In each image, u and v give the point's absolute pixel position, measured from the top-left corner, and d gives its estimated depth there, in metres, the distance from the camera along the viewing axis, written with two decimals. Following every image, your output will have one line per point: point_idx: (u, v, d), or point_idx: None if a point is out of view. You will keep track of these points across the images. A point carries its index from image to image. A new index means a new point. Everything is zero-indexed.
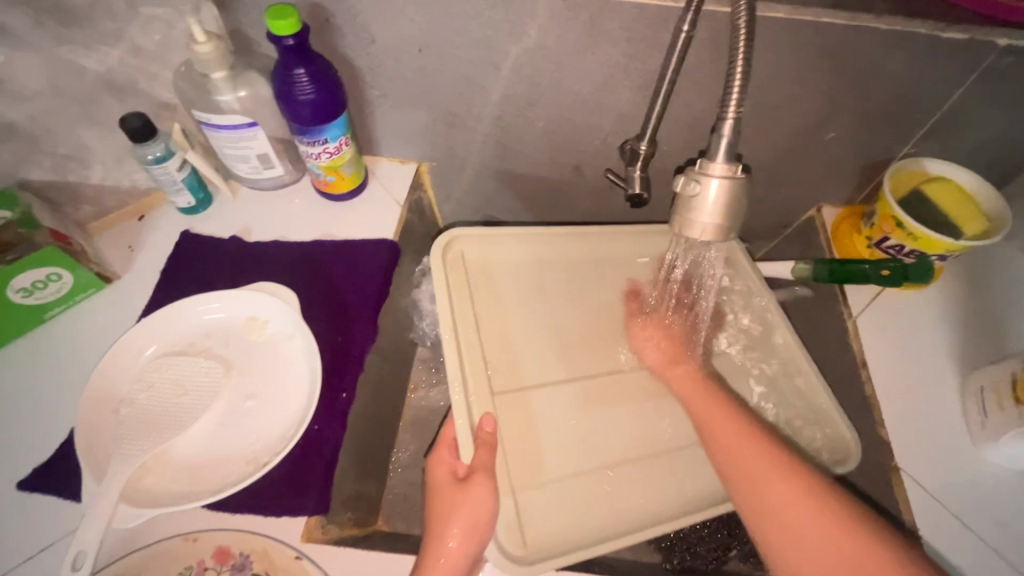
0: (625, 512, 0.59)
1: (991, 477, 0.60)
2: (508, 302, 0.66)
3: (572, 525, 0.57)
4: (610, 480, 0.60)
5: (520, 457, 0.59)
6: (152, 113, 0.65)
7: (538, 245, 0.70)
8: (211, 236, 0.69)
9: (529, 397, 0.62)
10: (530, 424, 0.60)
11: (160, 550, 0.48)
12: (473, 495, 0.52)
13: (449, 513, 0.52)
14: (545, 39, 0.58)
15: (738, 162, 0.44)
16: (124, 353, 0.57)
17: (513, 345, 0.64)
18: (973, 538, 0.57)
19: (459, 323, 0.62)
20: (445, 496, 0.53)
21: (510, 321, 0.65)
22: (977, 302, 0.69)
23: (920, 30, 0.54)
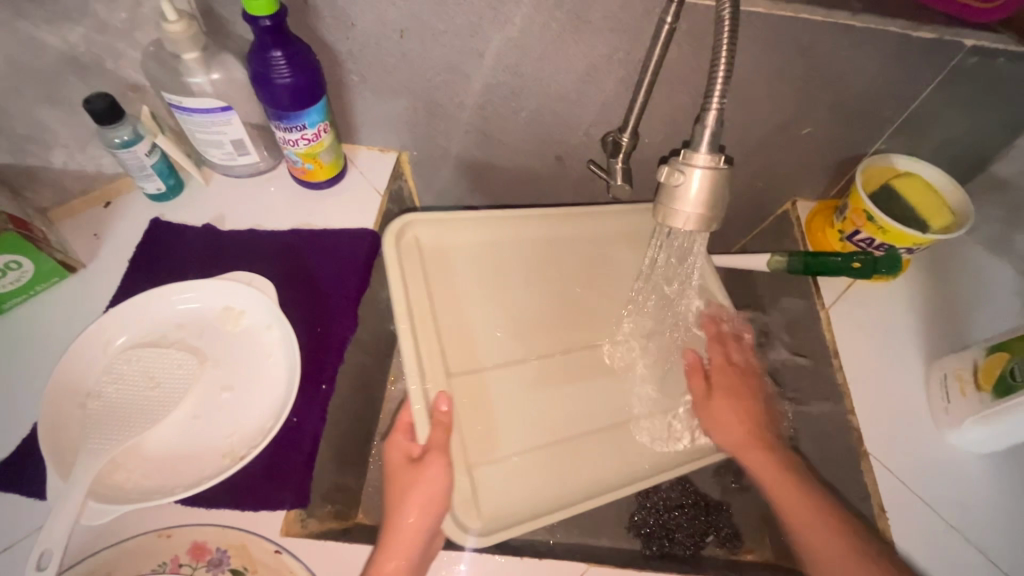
0: (574, 484, 0.60)
1: (954, 460, 0.62)
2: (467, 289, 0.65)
3: (528, 496, 0.58)
4: (540, 460, 0.60)
5: (475, 435, 0.59)
6: (119, 95, 0.63)
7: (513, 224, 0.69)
8: (183, 223, 0.67)
9: (486, 378, 0.61)
10: (486, 407, 0.60)
11: (133, 546, 0.47)
12: (430, 475, 0.53)
13: (407, 493, 0.52)
14: (530, 28, 0.58)
15: (721, 153, 0.44)
16: (91, 345, 0.55)
17: (471, 326, 0.63)
18: (937, 519, 0.59)
19: (418, 317, 0.60)
20: (404, 477, 0.53)
21: (469, 309, 0.64)
22: (942, 293, 0.72)
23: (892, 29, 0.55)
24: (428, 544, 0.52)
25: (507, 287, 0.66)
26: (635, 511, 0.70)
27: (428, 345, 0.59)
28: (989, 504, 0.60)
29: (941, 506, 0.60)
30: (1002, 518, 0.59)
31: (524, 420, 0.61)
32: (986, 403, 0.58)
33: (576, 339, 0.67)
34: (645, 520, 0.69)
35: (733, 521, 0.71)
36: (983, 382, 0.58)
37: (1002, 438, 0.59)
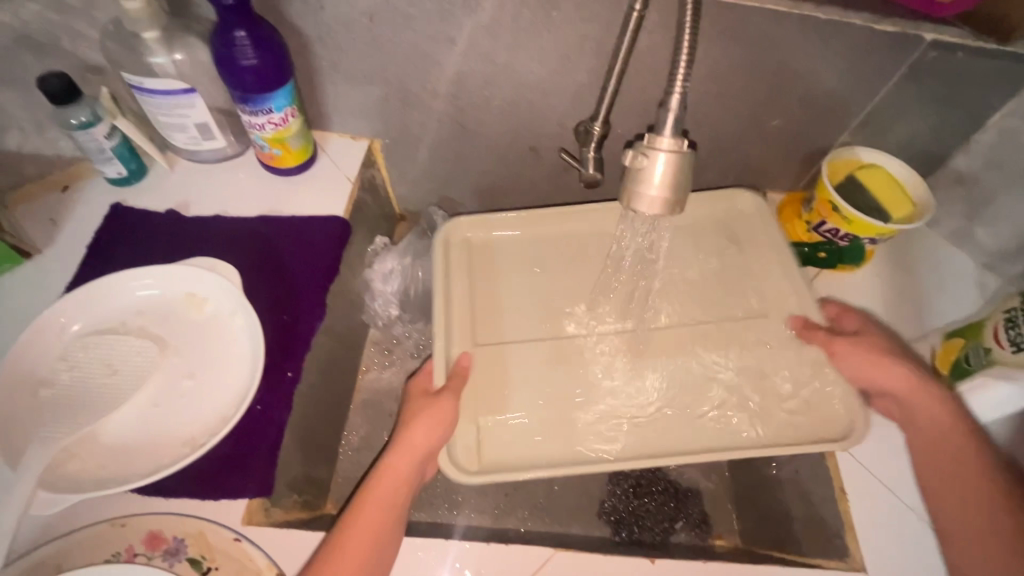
0: (565, 454, 0.58)
1: None
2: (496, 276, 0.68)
3: (523, 455, 0.57)
4: (546, 425, 0.59)
5: (482, 390, 0.61)
6: (78, 76, 0.61)
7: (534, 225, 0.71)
8: (145, 208, 0.65)
9: (507, 350, 0.63)
10: (503, 371, 0.62)
11: (85, 536, 0.46)
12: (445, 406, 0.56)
13: (414, 424, 0.55)
14: (500, 15, 0.58)
15: (685, 138, 0.45)
16: (45, 331, 0.53)
17: (502, 303, 0.66)
18: (898, 505, 0.59)
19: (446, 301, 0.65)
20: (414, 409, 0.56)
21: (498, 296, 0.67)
22: (905, 284, 0.74)
23: (855, 21, 0.56)
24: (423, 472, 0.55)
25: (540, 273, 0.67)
26: (607, 498, 0.71)
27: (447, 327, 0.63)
28: None
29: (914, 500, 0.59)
30: None
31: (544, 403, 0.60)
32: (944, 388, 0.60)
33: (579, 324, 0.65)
34: (616, 507, 0.70)
35: (703, 507, 0.72)
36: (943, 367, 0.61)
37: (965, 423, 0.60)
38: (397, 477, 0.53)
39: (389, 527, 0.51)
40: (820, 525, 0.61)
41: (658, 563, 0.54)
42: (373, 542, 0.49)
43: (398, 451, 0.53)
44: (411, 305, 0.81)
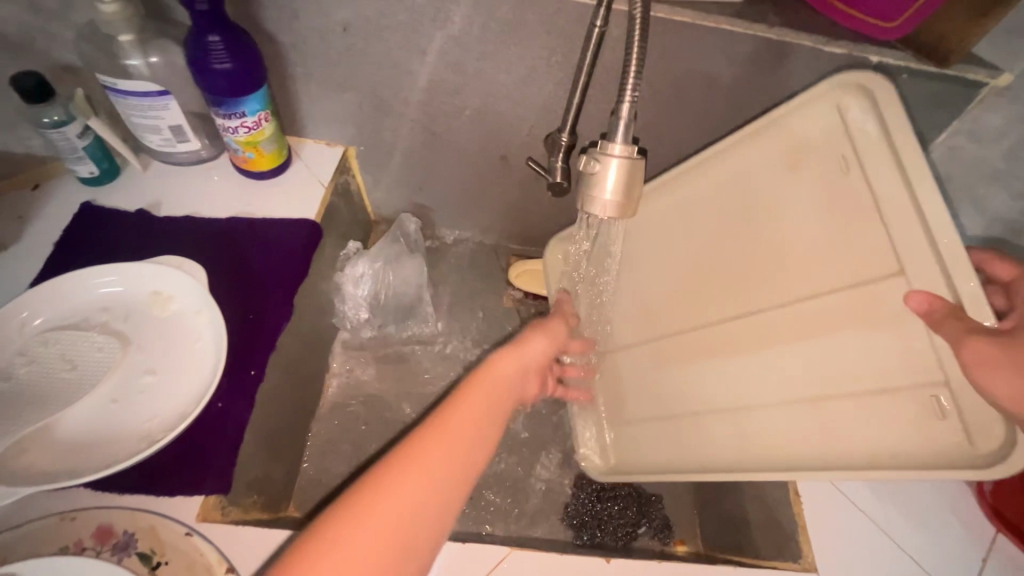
0: (690, 456, 0.62)
1: None
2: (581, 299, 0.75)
3: (650, 458, 0.68)
4: (660, 431, 0.66)
5: (611, 400, 0.75)
6: (53, 76, 0.62)
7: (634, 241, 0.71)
8: (116, 208, 0.66)
9: (618, 358, 0.74)
10: (621, 379, 0.73)
11: (34, 529, 0.45)
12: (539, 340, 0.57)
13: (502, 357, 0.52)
14: (469, 27, 0.60)
15: (636, 146, 0.47)
16: (8, 324, 0.53)
17: (620, 309, 0.74)
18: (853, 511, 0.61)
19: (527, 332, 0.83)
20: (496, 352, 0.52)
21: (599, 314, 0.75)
22: None
23: (808, 43, 0.59)
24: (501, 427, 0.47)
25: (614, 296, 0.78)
26: (570, 502, 0.74)
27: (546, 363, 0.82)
28: (914, 493, 0.62)
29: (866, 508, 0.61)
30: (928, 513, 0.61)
31: (646, 408, 0.69)
32: None
33: (692, 316, 0.62)
34: (578, 510, 0.73)
35: (664, 513, 0.74)
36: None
37: None
38: (463, 433, 0.42)
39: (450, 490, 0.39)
40: (776, 528, 0.62)
41: (612, 562, 0.54)
42: (419, 504, 0.37)
43: (467, 406, 0.44)
44: (380, 308, 0.83)
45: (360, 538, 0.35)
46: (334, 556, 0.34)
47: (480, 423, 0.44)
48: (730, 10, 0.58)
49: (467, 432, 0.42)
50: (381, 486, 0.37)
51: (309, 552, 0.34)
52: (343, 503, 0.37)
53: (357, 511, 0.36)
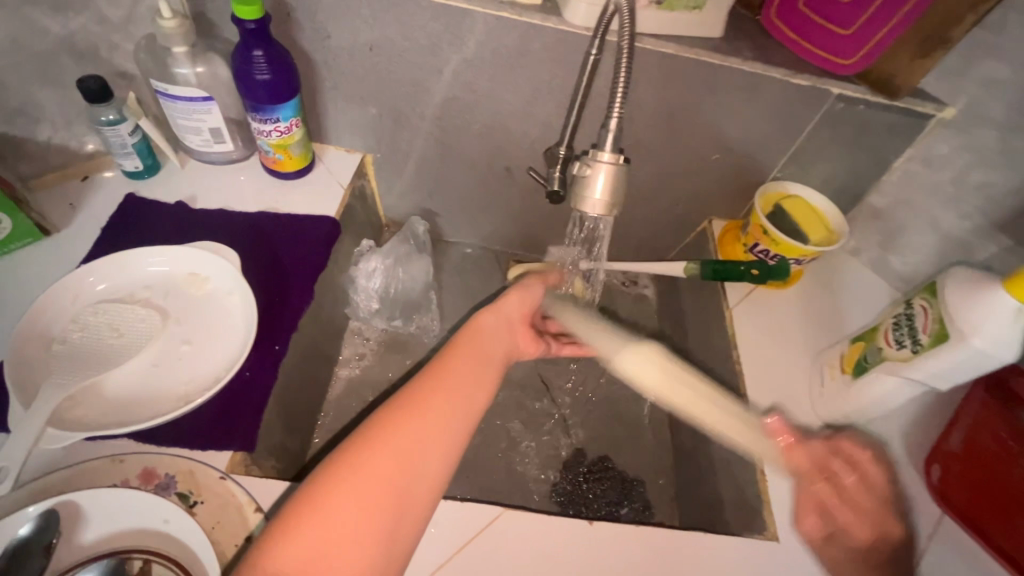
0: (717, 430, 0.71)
1: None
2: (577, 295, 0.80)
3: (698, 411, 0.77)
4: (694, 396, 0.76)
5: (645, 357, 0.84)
6: (110, 81, 0.70)
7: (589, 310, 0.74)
8: (155, 199, 0.73)
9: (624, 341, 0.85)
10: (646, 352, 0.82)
11: (86, 469, 0.51)
12: (511, 299, 0.65)
13: (483, 316, 0.62)
14: (480, 51, 0.68)
15: (622, 154, 0.55)
16: (65, 295, 0.59)
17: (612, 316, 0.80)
18: None
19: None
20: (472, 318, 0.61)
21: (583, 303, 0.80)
22: (830, 301, 0.84)
23: (775, 75, 0.69)
24: (492, 375, 0.56)
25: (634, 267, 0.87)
26: (559, 482, 0.79)
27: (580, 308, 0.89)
28: None
29: None
30: None
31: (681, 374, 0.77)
32: (848, 384, 0.67)
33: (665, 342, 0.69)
34: (565, 488, 0.78)
35: (645, 496, 0.80)
36: (1011, 290, 0.50)
37: (861, 416, 0.68)
38: (449, 390, 0.51)
39: (442, 435, 0.48)
40: (745, 505, 0.67)
41: (594, 525, 0.61)
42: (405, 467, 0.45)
43: (454, 371, 0.53)
44: (389, 301, 0.91)
45: (366, 478, 0.44)
46: (347, 482, 0.43)
47: (464, 381, 0.53)
48: (708, 44, 0.67)
49: (453, 391, 0.52)
50: (383, 430, 0.46)
51: (324, 489, 0.43)
52: (353, 443, 0.46)
53: (364, 450, 0.45)
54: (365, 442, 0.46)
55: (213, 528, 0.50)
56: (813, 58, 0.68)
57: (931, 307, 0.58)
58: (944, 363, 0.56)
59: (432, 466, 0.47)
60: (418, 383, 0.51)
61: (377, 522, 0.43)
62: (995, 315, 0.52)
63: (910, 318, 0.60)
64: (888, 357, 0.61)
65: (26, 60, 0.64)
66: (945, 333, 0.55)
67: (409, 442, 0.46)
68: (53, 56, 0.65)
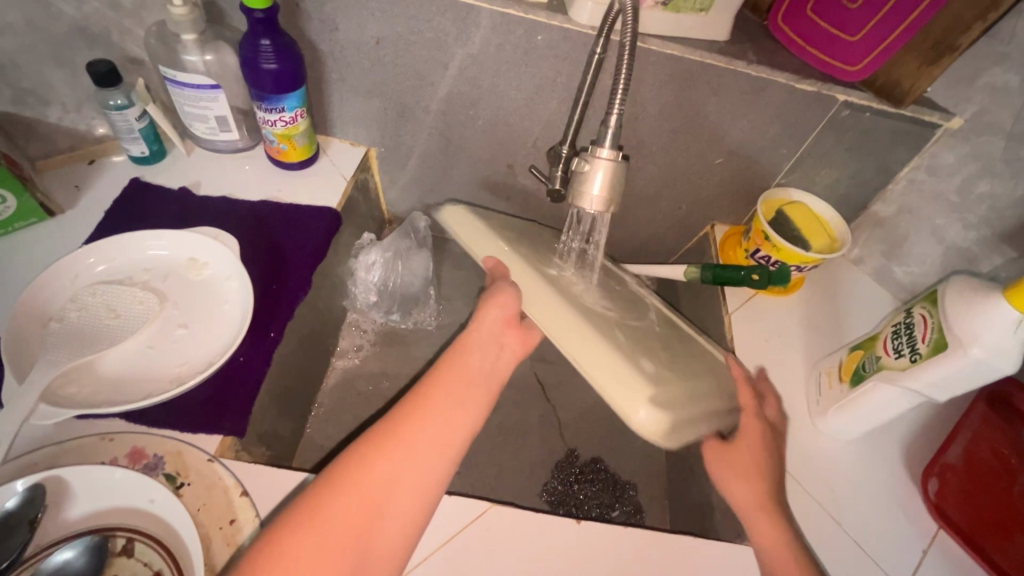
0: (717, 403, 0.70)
1: (835, 447, 0.70)
2: (505, 251, 0.68)
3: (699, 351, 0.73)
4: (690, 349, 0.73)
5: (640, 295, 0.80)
6: (119, 66, 0.71)
7: (543, 285, 0.63)
8: (160, 184, 0.74)
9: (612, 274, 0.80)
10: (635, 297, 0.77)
11: (76, 447, 0.51)
12: (491, 313, 0.64)
13: (469, 338, 0.63)
14: (486, 47, 0.68)
15: (621, 151, 0.55)
16: (65, 273, 0.60)
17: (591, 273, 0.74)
18: (814, 505, 0.65)
19: (468, 233, 0.76)
20: (459, 342, 0.63)
21: (516, 252, 0.68)
22: (831, 309, 0.83)
23: (780, 79, 0.68)
24: (481, 401, 0.56)
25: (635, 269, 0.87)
26: (549, 480, 0.79)
27: (511, 231, 0.82)
28: (869, 487, 0.68)
29: (821, 497, 0.66)
30: (882, 510, 0.66)
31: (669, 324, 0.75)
32: (845, 393, 0.66)
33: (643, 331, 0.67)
34: (556, 488, 0.78)
35: (637, 499, 0.79)
36: (1011, 300, 0.50)
37: (858, 425, 0.67)
38: (430, 416, 0.52)
39: (414, 469, 0.48)
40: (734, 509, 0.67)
41: (582, 523, 0.60)
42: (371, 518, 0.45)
43: (424, 414, 0.52)
44: (388, 295, 0.91)
45: (328, 529, 0.43)
46: (306, 534, 0.42)
47: (445, 410, 0.53)
48: (713, 46, 0.67)
49: (427, 429, 0.51)
50: (352, 469, 0.47)
51: (283, 539, 0.42)
52: (321, 485, 0.46)
53: (321, 502, 0.44)
54: (326, 494, 0.45)
55: (199, 509, 0.50)
56: (820, 63, 0.68)
57: (931, 316, 0.57)
58: (941, 373, 0.55)
59: (407, 502, 0.47)
60: (397, 417, 0.51)
61: (338, 562, 0.42)
62: (994, 326, 0.51)
63: (909, 327, 0.59)
64: (887, 367, 0.60)
65: (39, 43, 0.65)
66: (944, 343, 0.54)
67: (379, 479, 0.46)
68: (65, 39, 0.66)
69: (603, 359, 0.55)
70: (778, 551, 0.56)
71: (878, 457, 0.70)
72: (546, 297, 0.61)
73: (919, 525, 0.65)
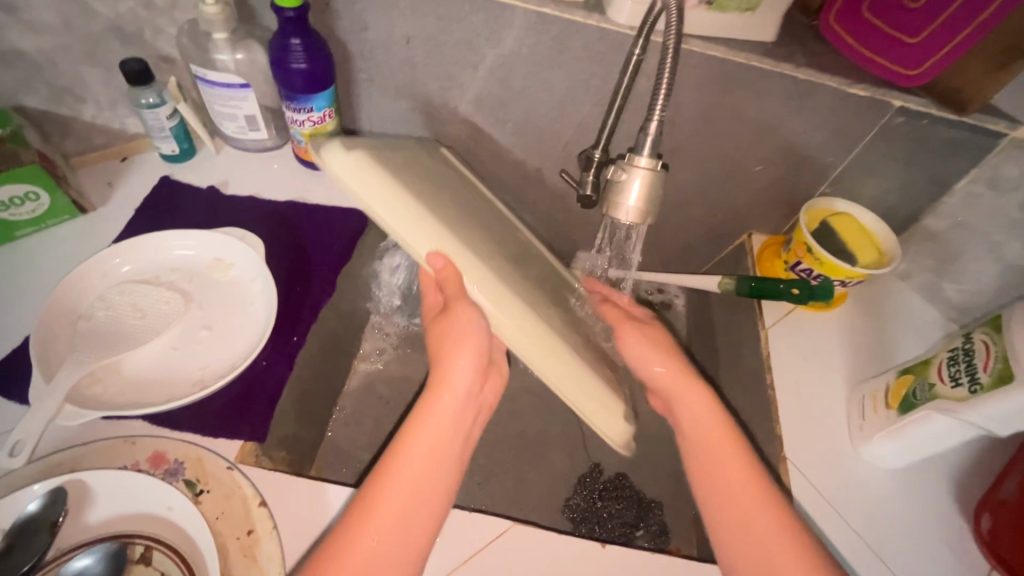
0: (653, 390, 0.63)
1: (878, 477, 0.66)
2: (459, 250, 0.48)
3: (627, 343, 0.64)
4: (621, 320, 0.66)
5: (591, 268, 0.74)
6: (152, 64, 0.71)
7: (493, 291, 0.50)
8: (189, 183, 0.74)
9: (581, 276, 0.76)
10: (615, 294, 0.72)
11: (99, 448, 0.51)
12: (461, 366, 0.51)
13: (438, 396, 0.51)
14: (518, 48, 0.66)
15: (660, 160, 0.52)
16: (94, 272, 0.60)
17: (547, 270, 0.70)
18: (854, 538, 0.62)
19: (382, 203, 0.47)
20: (421, 402, 0.51)
21: (471, 251, 0.50)
22: (875, 327, 0.78)
23: (830, 84, 0.64)
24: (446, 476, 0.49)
25: (667, 279, 0.85)
26: (572, 496, 0.76)
27: (410, 163, 0.58)
28: (917, 521, 0.63)
29: (861, 531, 0.62)
30: (930, 548, 0.62)
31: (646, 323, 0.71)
32: (893, 420, 0.62)
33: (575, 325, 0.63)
34: (579, 505, 0.75)
35: (663, 519, 0.76)
36: None
37: (906, 454, 0.63)
38: (391, 519, 0.45)
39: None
40: None
41: (607, 547, 0.58)
42: None
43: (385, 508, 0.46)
44: (412, 298, 0.90)
45: None
46: None
47: (407, 504, 0.46)
48: (759, 49, 0.63)
49: (391, 523, 0.45)
50: None
51: None
52: None
53: None
54: None
55: (217, 518, 0.49)
56: (874, 68, 0.63)
57: (995, 344, 0.54)
58: (1005, 407, 0.51)
59: None
60: (358, 504, 0.46)
61: None
62: None
63: (968, 354, 0.56)
64: (942, 395, 0.56)
65: (74, 41, 0.65)
66: (1010, 374, 0.50)
67: None
68: (100, 38, 0.66)
69: (581, 388, 0.52)
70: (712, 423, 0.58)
71: (923, 489, 0.65)
72: (520, 311, 0.50)
73: (969, 567, 0.60)
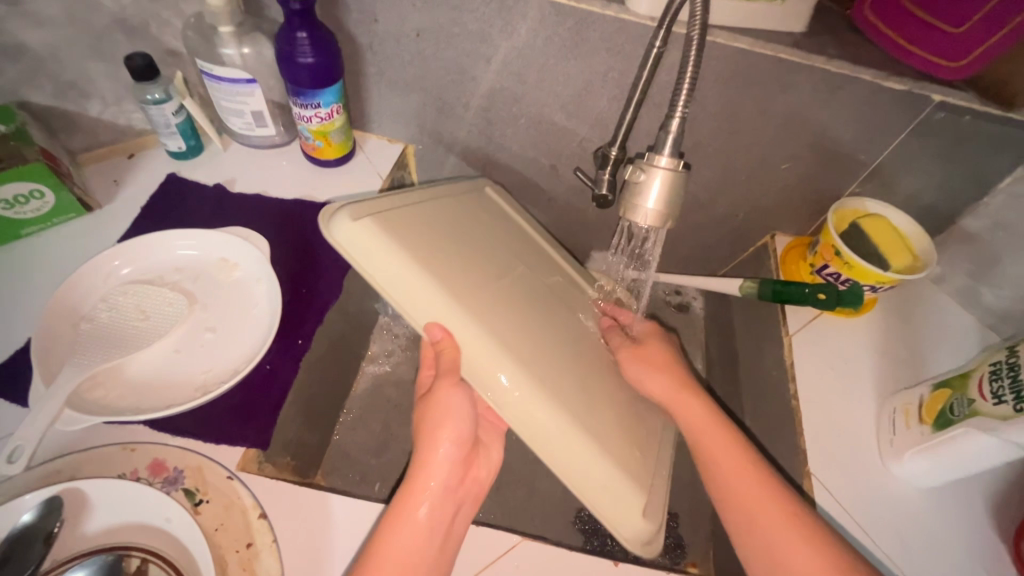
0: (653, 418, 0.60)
1: (908, 495, 0.62)
2: (459, 318, 0.47)
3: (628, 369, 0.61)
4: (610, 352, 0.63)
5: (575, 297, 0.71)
6: (158, 59, 0.69)
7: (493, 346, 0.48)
8: (196, 181, 0.73)
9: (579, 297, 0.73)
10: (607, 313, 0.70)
11: (98, 455, 0.50)
12: (443, 451, 0.50)
13: (420, 483, 0.49)
14: (532, 40, 0.63)
15: (682, 160, 0.49)
16: (97, 274, 0.59)
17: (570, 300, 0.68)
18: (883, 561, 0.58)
19: (385, 269, 0.47)
20: (400, 499, 0.48)
21: (472, 305, 0.48)
22: (906, 334, 0.74)
23: (865, 77, 0.60)
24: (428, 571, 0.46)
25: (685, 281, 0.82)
26: (584, 507, 0.74)
27: (419, 197, 0.58)
28: (950, 542, 0.59)
29: (892, 555, 0.58)
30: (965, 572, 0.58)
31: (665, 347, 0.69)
32: (927, 435, 0.59)
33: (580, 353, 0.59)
34: (590, 517, 0.72)
35: (677, 532, 0.74)
36: None
37: (941, 473, 0.59)
38: None
39: None
40: None
41: (620, 565, 0.55)
42: None
43: None
44: None
45: None
46: None
47: None
48: (788, 39, 0.60)
49: None
50: None
51: None
52: None
53: None
54: None
55: (216, 530, 0.48)
56: (913, 60, 0.59)
57: None
58: None
59: None
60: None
61: None
62: None
63: (1013, 369, 0.52)
64: (984, 413, 0.52)
65: (79, 36, 0.64)
66: None
67: None
68: (105, 32, 0.64)
69: (596, 438, 0.50)
70: (710, 431, 0.56)
71: (957, 509, 0.61)
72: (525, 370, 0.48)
73: None
